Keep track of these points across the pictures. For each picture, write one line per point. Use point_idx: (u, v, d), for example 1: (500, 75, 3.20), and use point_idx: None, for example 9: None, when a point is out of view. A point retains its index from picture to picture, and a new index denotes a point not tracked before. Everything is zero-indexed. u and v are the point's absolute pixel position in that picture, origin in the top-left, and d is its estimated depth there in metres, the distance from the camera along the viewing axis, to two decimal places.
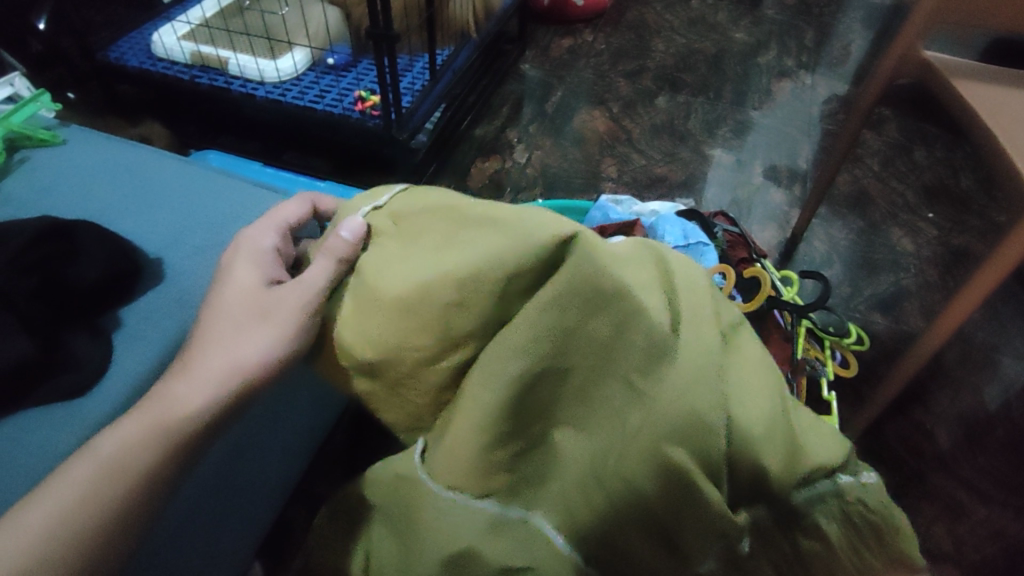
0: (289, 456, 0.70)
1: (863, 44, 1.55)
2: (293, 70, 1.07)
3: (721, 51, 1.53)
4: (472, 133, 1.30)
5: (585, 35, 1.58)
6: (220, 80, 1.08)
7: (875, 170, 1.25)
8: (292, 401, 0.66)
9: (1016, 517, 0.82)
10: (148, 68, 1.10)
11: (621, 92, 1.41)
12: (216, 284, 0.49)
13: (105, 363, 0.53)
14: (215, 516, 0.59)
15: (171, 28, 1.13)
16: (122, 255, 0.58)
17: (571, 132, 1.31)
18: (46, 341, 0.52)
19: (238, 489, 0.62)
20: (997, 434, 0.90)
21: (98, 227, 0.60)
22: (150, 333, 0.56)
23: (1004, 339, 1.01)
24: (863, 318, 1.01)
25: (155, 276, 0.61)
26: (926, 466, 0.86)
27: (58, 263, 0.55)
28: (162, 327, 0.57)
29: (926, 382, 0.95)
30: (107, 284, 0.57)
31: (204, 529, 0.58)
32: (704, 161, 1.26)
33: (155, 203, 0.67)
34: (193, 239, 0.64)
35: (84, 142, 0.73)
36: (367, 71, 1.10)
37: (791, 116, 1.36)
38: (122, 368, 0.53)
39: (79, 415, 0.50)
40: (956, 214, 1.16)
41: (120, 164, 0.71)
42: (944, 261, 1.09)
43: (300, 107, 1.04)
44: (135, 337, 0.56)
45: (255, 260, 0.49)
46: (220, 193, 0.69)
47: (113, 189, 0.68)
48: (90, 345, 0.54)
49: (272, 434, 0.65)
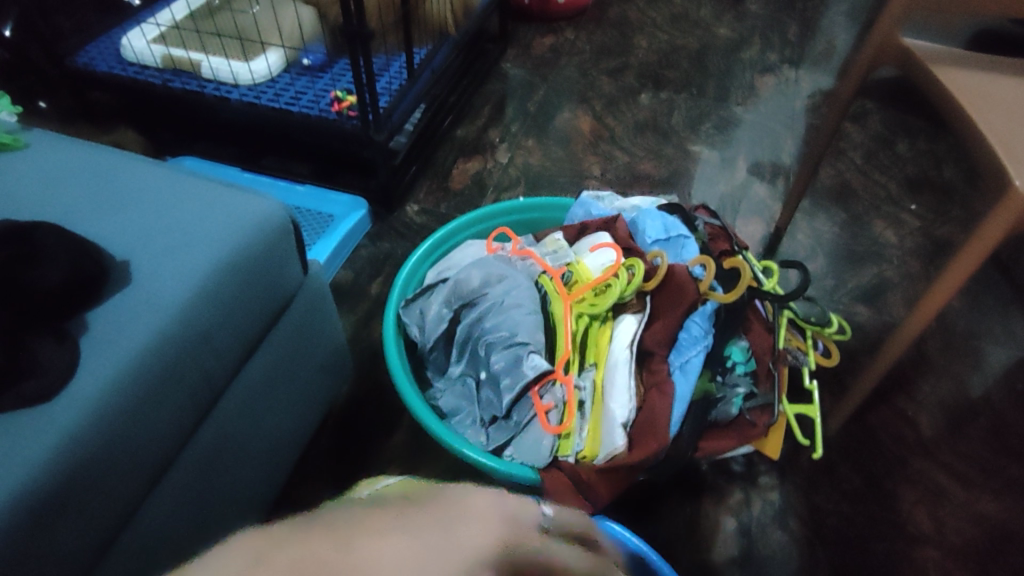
0: (225, 426, 0.63)
1: (847, 38, 1.55)
2: (266, 73, 1.06)
3: (705, 47, 1.53)
4: (453, 134, 1.28)
5: (567, 33, 1.57)
6: (193, 84, 1.06)
7: (858, 163, 1.24)
8: (211, 344, 0.58)
9: (995, 501, 0.82)
10: (118, 73, 1.08)
11: (603, 90, 1.40)
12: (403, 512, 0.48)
13: (69, 362, 0.50)
14: (129, 487, 0.53)
15: (140, 31, 1.11)
16: (86, 256, 0.54)
17: (554, 131, 1.30)
18: (6, 347, 0.48)
19: (169, 456, 0.57)
20: (980, 423, 0.89)
21: (60, 229, 0.56)
22: (114, 334, 0.52)
23: (986, 326, 1.01)
24: (847, 309, 1.00)
25: (120, 280, 0.55)
26: (908, 453, 0.86)
27: (15, 270, 0.51)
28: (130, 329, 0.53)
29: (910, 373, 0.94)
30: (72, 288, 0.52)
31: (119, 498, 0.52)
32: (688, 158, 1.25)
33: (121, 205, 0.63)
34: (163, 238, 0.59)
35: (49, 146, 0.70)
36: (343, 72, 1.09)
37: (774, 111, 1.35)
38: (93, 370, 0.50)
39: (46, 416, 0.47)
40: (938, 205, 1.15)
41: (81, 167, 0.67)
42: (927, 252, 1.08)
43: (275, 109, 1.03)
44: (101, 340, 0.52)
45: None
46: (193, 193, 0.64)
47: (73, 195, 0.64)
48: (56, 350, 0.50)
49: (199, 385, 0.58)
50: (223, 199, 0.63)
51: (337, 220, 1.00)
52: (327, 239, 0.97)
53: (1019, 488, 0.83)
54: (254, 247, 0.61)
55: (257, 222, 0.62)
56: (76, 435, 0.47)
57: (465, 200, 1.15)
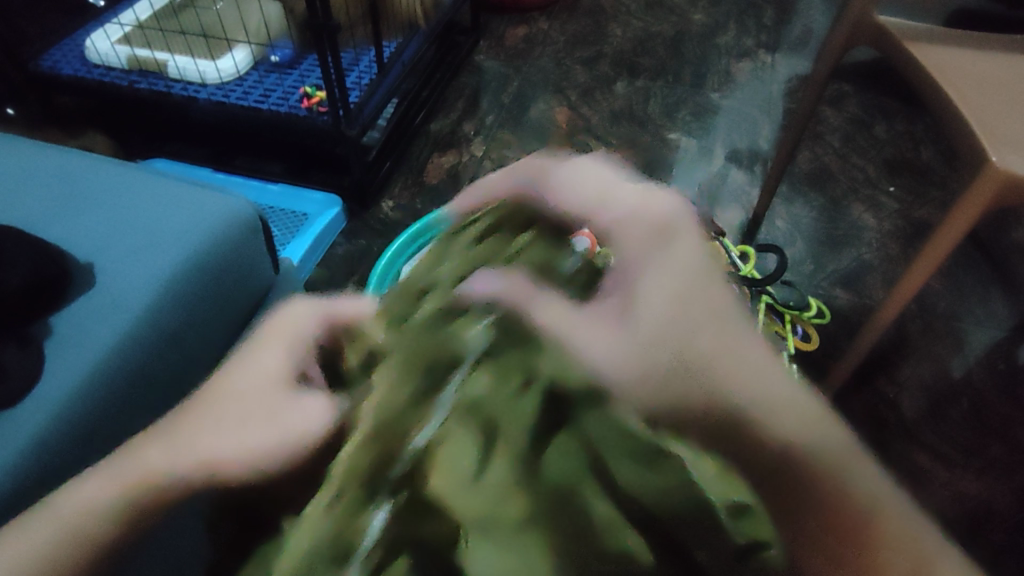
0: None
1: (823, 21, 1.54)
2: (234, 70, 1.04)
3: (680, 34, 1.52)
4: (429, 128, 1.27)
5: (541, 23, 1.56)
6: (160, 85, 1.04)
7: (835, 147, 1.23)
8: (254, 273, 0.67)
9: (976, 477, 0.83)
10: (83, 75, 1.06)
11: (579, 79, 1.39)
12: (248, 365, 0.49)
13: (33, 375, 0.49)
14: None
15: (104, 33, 1.08)
16: (46, 259, 0.53)
17: (532, 123, 1.29)
18: None
19: None
20: (962, 404, 0.89)
21: (15, 231, 0.54)
22: (82, 355, 0.51)
23: (962, 305, 1.01)
24: (826, 293, 1.00)
25: (83, 282, 0.55)
26: (890, 435, 0.86)
27: None
28: (93, 340, 0.52)
29: (891, 353, 0.95)
30: (33, 291, 0.51)
31: None
32: (666, 147, 1.24)
33: (81, 209, 0.61)
34: (125, 242, 0.59)
35: (4, 146, 0.67)
36: (312, 69, 1.07)
37: (752, 96, 1.35)
38: (56, 377, 0.50)
39: (10, 425, 0.47)
40: (916, 186, 1.15)
41: (39, 165, 0.65)
42: (906, 233, 1.08)
43: (245, 106, 1.01)
44: (65, 351, 0.51)
45: (283, 345, 0.49)
46: (158, 191, 0.64)
47: (33, 194, 0.62)
48: (16, 356, 0.49)
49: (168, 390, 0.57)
50: (185, 198, 0.63)
51: (312, 220, 0.98)
52: (304, 238, 0.95)
53: (1001, 468, 0.83)
54: (221, 245, 0.62)
55: (221, 222, 0.62)
56: (39, 447, 0.46)
57: (444, 195, 1.14)
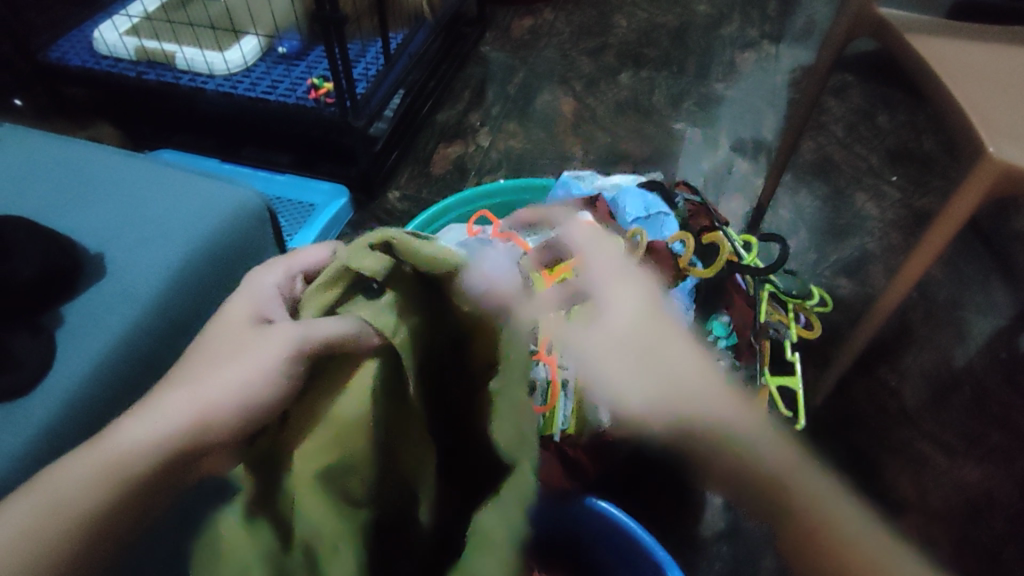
0: None
1: (827, 12, 1.54)
2: (241, 62, 1.05)
3: (684, 25, 1.52)
4: (434, 119, 1.27)
5: (546, 14, 1.56)
6: (168, 76, 1.05)
7: (838, 137, 1.24)
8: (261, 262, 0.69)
9: (976, 464, 0.83)
10: (92, 66, 1.07)
11: (583, 70, 1.40)
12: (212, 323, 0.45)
13: (49, 362, 0.50)
14: None
15: (112, 24, 1.09)
16: (57, 250, 0.54)
17: (536, 113, 1.30)
18: None
19: None
20: (963, 393, 0.90)
21: (28, 222, 0.56)
22: (95, 342, 0.52)
23: (965, 295, 1.01)
24: (829, 283, 1.01)
25: (95, 271, 0.56)
26: (891, 422, 0.87)
27: None
28: (106, 328, 0.53)
29: (893, 342, 0.95)
30: (45, 281, 0.52)
31: None
32: (671, 138, 1.24)
33: (92, 199, 0.62)
34: (135, 231, 0.60)
35: (13, 137, 0.68)
36: (319, 60, 1.07)
37: (756, 87, 1.35)
38: (70, 363, 0.51)
39: (26, 409, 0.48)
40: (919, 177, 1.16)
41: (49, 156, 0.66)
42: (908, 223, 1.09)
43: (251, 98, 1.02)
44: (78, 338, 0.52)
45: (247, 298, 0.45)
46: (167, 181, 0.65)
47: (44, 184, 0.63)
48: (31, 343, 0.50)
49: None
50: (194, 188, 0.64)
51: (319, 210, 0.99)
52: (312, 228, 0.96)
53: (1001, 455, 0.84)
54: (230, 235, 0.63)
55: (230, 212, 0.63)
56: (55, 431, 0.48)
57: (450, 185, 1.15)
